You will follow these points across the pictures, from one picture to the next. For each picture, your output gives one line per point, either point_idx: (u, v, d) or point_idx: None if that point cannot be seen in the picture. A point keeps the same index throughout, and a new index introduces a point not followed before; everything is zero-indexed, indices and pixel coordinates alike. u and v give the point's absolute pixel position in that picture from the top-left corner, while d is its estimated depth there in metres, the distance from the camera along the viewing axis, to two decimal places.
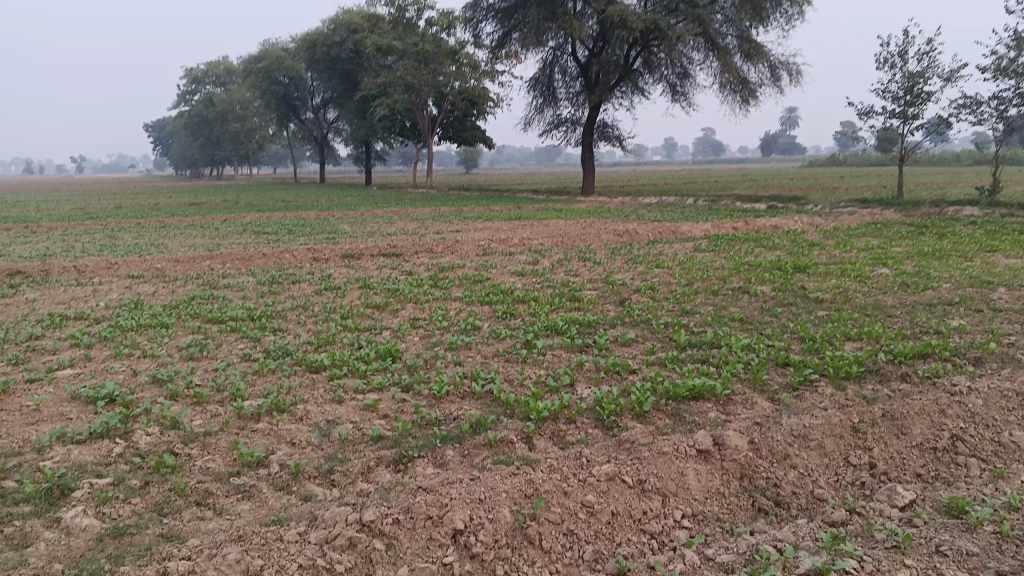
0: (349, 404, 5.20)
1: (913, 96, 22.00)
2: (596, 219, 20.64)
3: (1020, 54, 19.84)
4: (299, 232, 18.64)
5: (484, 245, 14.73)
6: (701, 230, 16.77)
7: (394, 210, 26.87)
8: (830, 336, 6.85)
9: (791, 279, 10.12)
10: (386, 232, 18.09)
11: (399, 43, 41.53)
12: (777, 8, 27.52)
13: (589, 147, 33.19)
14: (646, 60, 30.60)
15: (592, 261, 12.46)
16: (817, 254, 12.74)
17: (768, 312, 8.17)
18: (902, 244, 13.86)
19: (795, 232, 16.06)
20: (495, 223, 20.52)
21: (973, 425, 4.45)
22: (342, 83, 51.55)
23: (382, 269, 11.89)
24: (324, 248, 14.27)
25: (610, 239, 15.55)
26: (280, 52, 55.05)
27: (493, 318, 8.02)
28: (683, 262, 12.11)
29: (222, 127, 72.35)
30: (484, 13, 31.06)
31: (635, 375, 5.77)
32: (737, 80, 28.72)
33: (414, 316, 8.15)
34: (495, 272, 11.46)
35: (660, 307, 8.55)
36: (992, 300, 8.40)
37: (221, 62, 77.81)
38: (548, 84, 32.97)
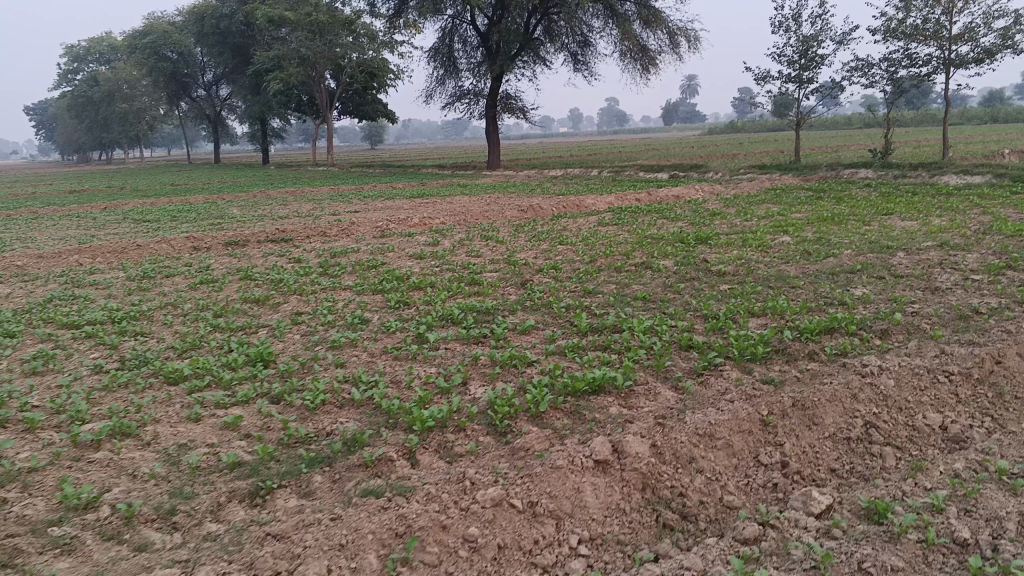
0: (207, 422, 4.59)
1: (807, 60, 22.25)
2: (501, 194, 20.17)
3: (907, 16, 20.21)
4: (185, 220, 17.53)
5: (381, 226, 14.06)
6: (605, 202, 16.50)
7: (291, 191, 25.74)
8: (735, 313, 6.56)
9: (695, 252, 9.88)
10: (279, 216, 17.14)
11: (292, 15, 39.78)
12: None
13: (493, 120, 32.61)
14: (546, 28, 30.12)
15: (494, 239, 11.98)
16: (720, 223, 12.61)
17: (672, 289, 7.86)
18: (802, 209, 13.90)
19: (697, 201, 15.97)
20: (395, 201, 19.81)
21: (886, 409, 4.17)
22: (234, 59, 49.30)
23: (268, 257, 11.10)
24: (209, 236, 13.34)
25: (513, 214, 15.09)
26: (166, 27, 52.16)
27: (383, 309, 7.43)
28: (587, 237, 11.76)
29: (107, 107, 68.46)
30: None
31: (533, 368, 5.29)
32: (636, 48, 28.62)
33: (297, 310, 7.48)
34: (390, 256, 10.83)
35: (562, 288, 8.13)
36: (893, 265, 8.32)
37: (103, 38, 73.52)
38: (448, 55, 32.15)
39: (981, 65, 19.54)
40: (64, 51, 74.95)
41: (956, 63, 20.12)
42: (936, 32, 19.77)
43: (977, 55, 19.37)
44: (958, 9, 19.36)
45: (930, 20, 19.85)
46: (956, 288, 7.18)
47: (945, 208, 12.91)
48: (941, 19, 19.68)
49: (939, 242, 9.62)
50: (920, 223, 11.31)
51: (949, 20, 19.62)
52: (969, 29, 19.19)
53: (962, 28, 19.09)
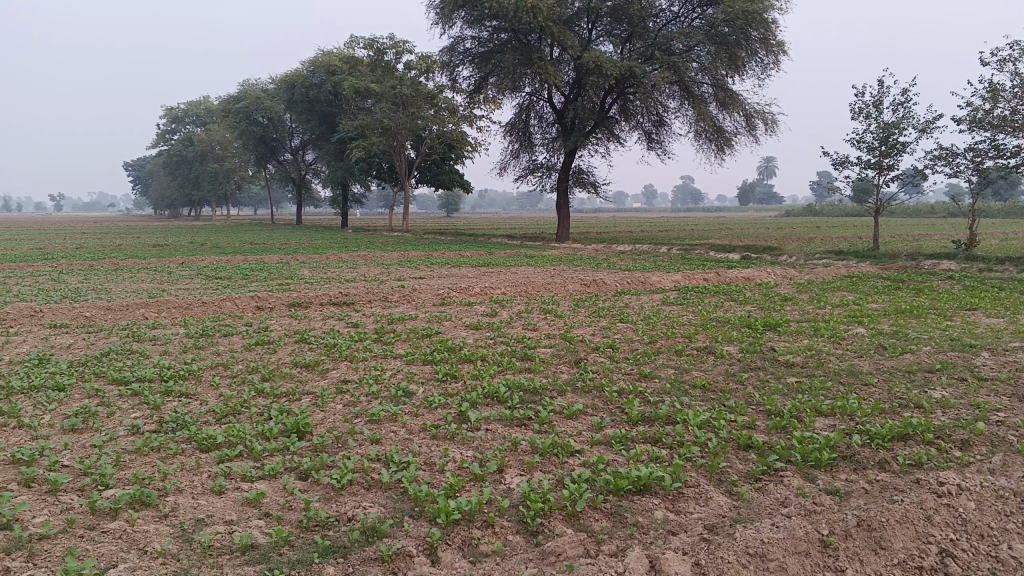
0: (230, 497, 4.41)
1: (888, 147, 21.72)
2: (567, 267, 20.03)
3: (995, 107, 19.61)
4: (254, 278, 17.87)
5: (442, 294, 14.01)
6: (672, 281, 16.16)
7: (361, 255, 26.16)
8: (800, 410, 6.12)
9: (760, 339, 9.46)
10: (345, 279, 17.33)
11: (377, 85, 41.13)
12: (753, 57, 27.45)
13: (565, 194, 32.77)
14: (622, 107, 30.35)
15: (554, 313, 11.77)
16: (790, 309, 12.13)
17: (734, 377, 7.46)
18: (878, 299, 13.32)
19: (767, 285, 15.50)
20: (461, 269, 19.87)
21: (965, 536, 3.72)
22: (320, 125, 51.12)
23: (326, 320, 11.12)
24: (272, 296, 13.48)
25: (577, 289, 14.89)
26: (259, 93, 54.60)
27: (430, 381, 7.22)
28: (649, 316, 11.45)
29: (200, 167, 71.66)
30: (460, 58, 30.65)
31: (576, 458, 4.97)
32: (712, 129, 28.56)
33: (343, 378, 7.33)
34: (447, 325, 10.70)
35: (617, 370, 7.79)
36: (976, 366, 7.76)
37: (202, 102, 77.47)
38: (524, 130, 32.61)
39: None
40: (165, 113, 79.18)
41: None
42: None
43: None
44: None
45: (1020, 111, 19.22)
46: None
47: None
48: None
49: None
50: (1007, 322, 10.66)
51: None
52: None
53: None
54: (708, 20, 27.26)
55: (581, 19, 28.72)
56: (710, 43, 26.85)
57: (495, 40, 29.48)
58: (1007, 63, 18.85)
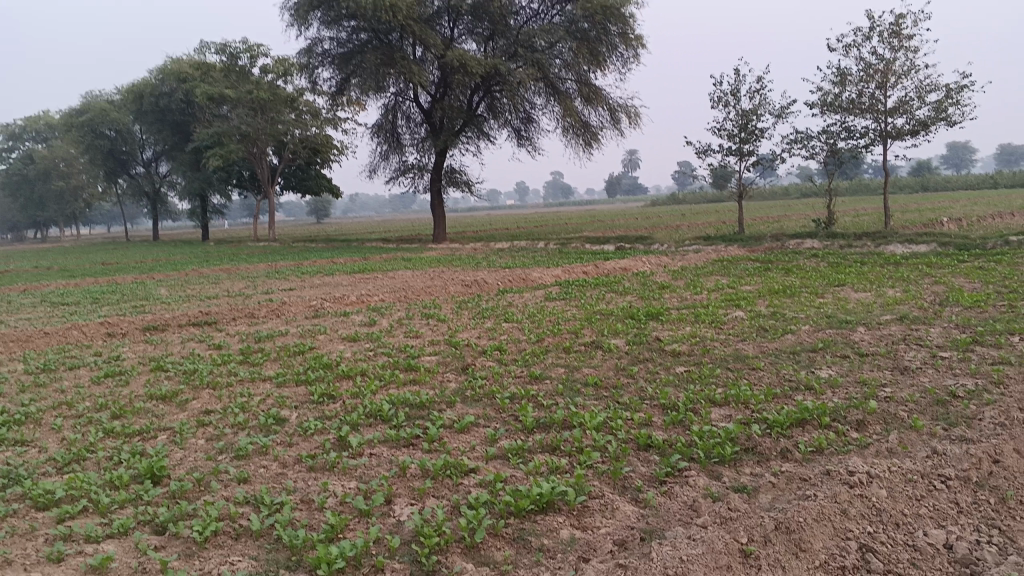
0: (69, 564, 3.74)
1: (747, 133, 22.41)
2: (444, 268, 19.59)
3: (843, 90, 20.55)
4: (107, 301, 16.49)
5: (314, 305, 13.29)
6: (551, 276, 15.99)
7: (227, 269, 24.83)
8: (695, 402, 5.94)
9: (645, 329, 9.33)
10: (208, 296, 16.25)
11: (233, 91, 39.27)
12: (613, 53, 27.87)
13: (437, 195, 32.29)
14: (490, 105, 30.19)
15: (435, 318, 11.31)
16: (670, 297, 12.15)
17: (625, 372, 7.24)
18: (752, 281, 13.59)
19: (644, 274, 15.58)
20: (334, 277, 19.07)
21: (881, 527, 3.56)
22: (174, 135, 48.44)
23: (187, 344, 10.26)
24: (126, 321, 12.40)
25: (457, 290, 14.49)
26: (105, 104, 51.24)
27: (305, 405, 6.62)
28: (532, 313, 11.18)
29: (43, 185, 66.76)
30: (320, 60, 29.57)
31: (470, 478, 4.56)
32: (579, 124, 28.79)
33: (205, 411, 6.65)
34: (321, 339, 10.07)
35: (505, 373, 7.43)
36: (855, 343, 7.85)
37: (42, 117, 72.22)
38: (391, 131, 31.89)
39: (917, 136, 19.84)
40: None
41: (893, 135, 20.43)
42: (872, 106, 20.11)
43: (913, 127, 19.69)
44: (891, 83, 19.77)
45: (866, 94, 20.22)
46: (926, 368, 6.69)
47: (895, 278, 12.72)
48: (876, 93, 20.08)
49: (898, 315, 9.26)
50: (874, 295, 11.00)
51: (884, 93, 20.00)
52: (903, 102, 19.54)
53: (896, 101, 19.43)
54: (568, 16, 27.46)
55: (442, 17, 28.28)
56: (572, 38, 27.06)
57: (355, 40, 28.63)
58: (851, 49, 19.82)
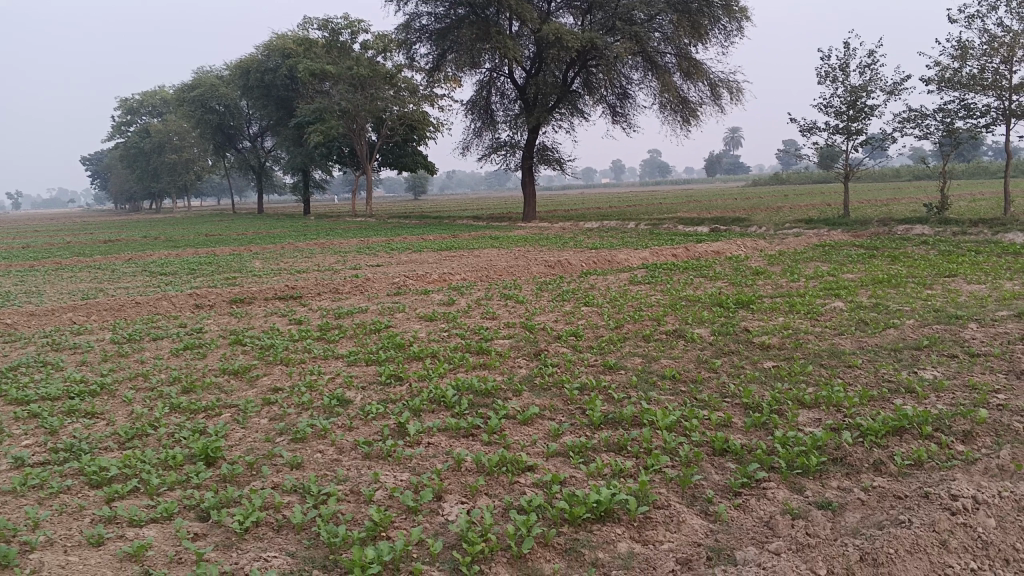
0: (108, 548, 3.65)
1: (855, 111, 21.18)
2: (532, 248, 19.31)
3: (964, 65, 19.13)
4: (203, 272, 16.93)
5: (397, 282, 13.23)
6: (639, 258, 15.47)
7: (319, 242, 25.23)
8: (781, 402, 5.46)
9: (734, 318, 8.82)
10: (298, 270, 16.47)
11: (333, 68, 39.85)
12: (715, 25, 26.79)
13: (530, 172, 31.97)
14: (585, 81, 29.62)
15: (515, 299, 11.05)
16: (762, 284, 11.51)
17: (707, 364, 6.80)
18: (854, 269, 12.75)
19: (737, 258, 14.90)
20: (422, 254, 19.04)
21: (988, 563, 3.11)
22: (277, 111, 49.67)
23: (269, 318, 10.34)
24: (215, 292, 12.63)
25: (541, 270, 14.19)
26: (214, 80, 52.96)
27: (371, 386, 6.47)
28: (616, 297, 10.78)
29: (157, 158, 69.72)
30: (416, 36, 29.57)
31: (527, 476, 4.27)
32: (676, 100, 27.92)
33: (273, 388, 6.59)
34: (399, 318, 9.96)
35: (580, 361, 7.09)
36: (966, 341, 7.17)
37: (158, 92, 75.34)
38: (485, 107, 31.69)
39: None
40: (120, 104, 76.87)
41: (1018, 113, 18.92)
42: (996, 81, 18.64)
43: None
44: (1019, 57, 18.26)
45: (989, 69, 18.77)
46: None
47: (1014, 269, 11.69)
48: (1000, 69, 18.62)
49: (1017, 311, 8.43)
50: (989, 288, 10.13)
51: (1010, 68, 18.51)
52: None
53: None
54: None
55: None
56: (671, 11, 26.16)
57: (452, 16, 28.47)
58: (974, 20, 18.42)
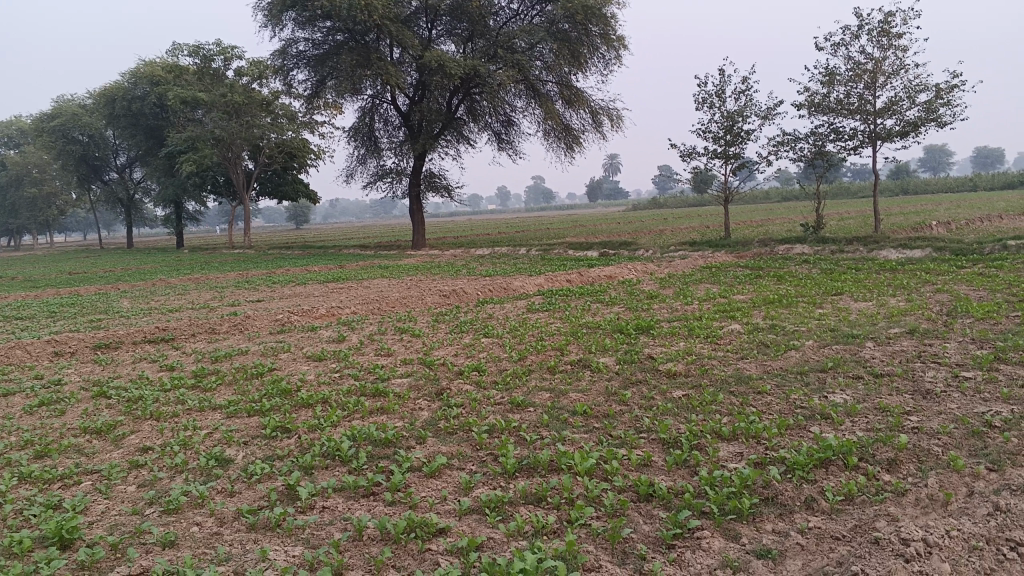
0: None
1: (732, 135, 21.83)
2: (422, 277, 18.79)
3: (831, 91, 20.03)
4: (64, 315, 15.54)
5: (281, 318, 12.46)
6: (533, 285, 15.25)
7: (196, 278, 23.88)
8: (699, 435, 5.20)
9: (637, 344, 8.62)
10: (171, 308, 15.36)
11: (206, 95, 38.24)
12: (594, 54, 27.22)
13: (416, 200, 31.50)
14: (469, 108, 29.50)
15: (409, 333, 10.53)
16: (658, 308, 11.43)
17: (616, 396, 6.51)
18: (744, 289, 12.89)
19: (630, 282, 14.87)
20: (307, 287, 18.21)
21: None
22: (147, 141, 47.29)
23: (138, 364, 9.45)
24: (76, 338, 11.53)
25: (434, 301, 13.72)
26: (76, 108, 49.96)
27: (256, 442, 5.84)
28: (514, 327, 10.43)
29: (15, 192, 65.10)
30: (294, 62, 28.68)
31: (440, 542, 3.80)
32: (560, 127, 28.16)
33: (141, 449, 5.85)
34: (284, 359, 9.28)
35: (483, 399, 6.66)
36: (867, 361, 7.18)
37: (13, 122, 70.53)
38: (368, 135, 31.07)
39: (907, 138, 19.35)
40: None
41: (882, 137, 19.93)
42: (860, 106, 19.58)
43: (903, 128, 19.19)
44: (880, 84, 19.26)
45: (854, 94, 19.70)
46: (950, 391, 6.01)
47: (894, 285, 12.07)
48: (864, 94, 19.57)
49: (907, 328, 8.57)
50: (876, 305, 10.35)
51: (872, 94, 19.49)
52: (893, 102, 19.02)
53: (886, 101, 18.91)
54: (549, 17, 26.82)
55: (419, 18, 27.57)
56: (552, 40, 26.37)
57: (331, 42, 27.77)
58: (838, 48, 19.34)
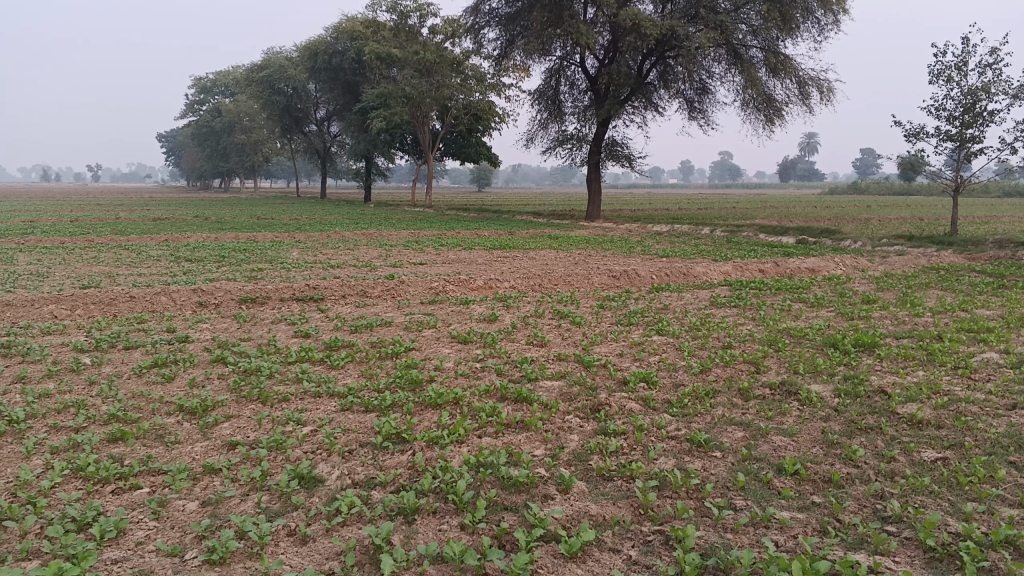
0: None
1: (972, 115, 18.54)
2: (596, 251, 17.31)
3: None
4: (232, 261, 15.32)
5: (436, 286, 11.38)
6: (719, 272, 13.34)
7: (368, 233, 23.60)
8: (986, 550, 3.42)
9: (860, 370, 6.69)
10: (333, 264, 14.76)
11: (399, 52, 38.25)
12: (808, 19, 24.22)
13: (596, 169, 29.85)
14: (661, 73, 27.36)
15: (573, 318, 9.08)
16: (880, 318, 9.30)
17: (843, 453, 4.73)
18: (989, 303, 10.40)
19: (837, 280, 12.62)
20: (472, 252, 17.19)
21: None
22: (343, 94, 48.41)
23: (275, 327, 8.60)
24: (226, 288, 10.96)
25: (605, 281, 12.20)
26: (283, 61, 51.85)
27: (360, 456, 4.62)
28: (699, 325, 8.73)
29: (228, 138, 69.50)
30: (485, 19, 27.66)
31: None
32: (760, 98, 25.50)
33: (228, 445, 4.77)
34: (427, 337, 8.11)
35: (654, 429, 5.08)
36: None
37: (230, 72, 75.10)
38: (553, 98, 29.68)
39: None
40: (194, 83, 77.09)
41: None
42: None
43: None
44: None
45: None
46: None
47: None
48: None
49: None
50: None
51: None
52: None
53: None
54: None
55: None
56: (762, 1, 23.71)
57: None
58: None
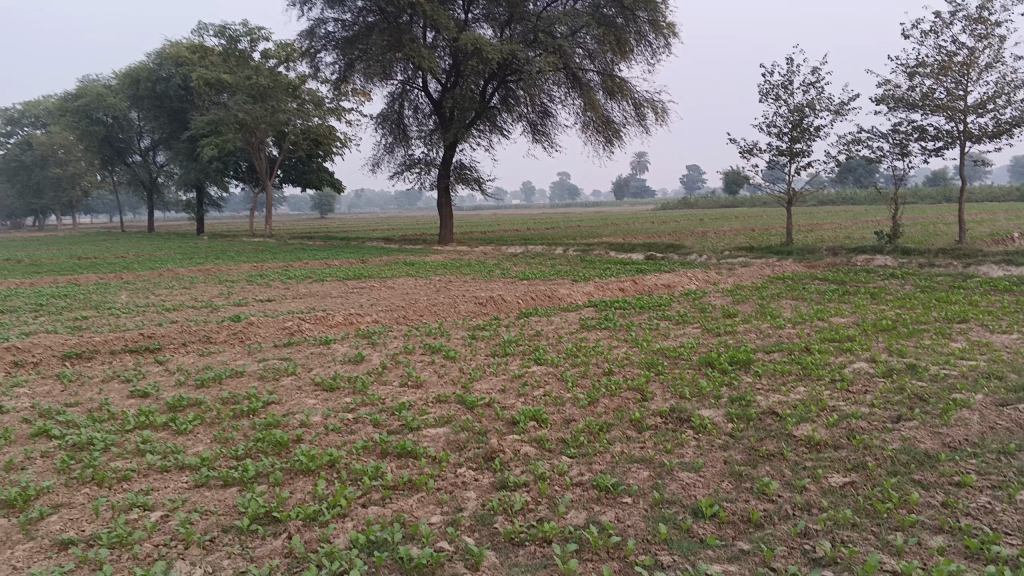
0: None
1: (799, 131, 19.66)
2: (453, 277, 16.87)
3: (916, 86, 17.76)
4: (51, 310, 13.71)
5: (290, 326, 10.56)
6: (582, 293, 13.23)
7: (207, 269, 22.09)
8: None
9: (745, 390, 6.59)
10: (170, 307, 13.52)
11: (230, 77, 36.52)
12: (641, 43, 25.07)
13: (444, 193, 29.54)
14: (503, 97, 27.44)
15: (444, 353, 8.58)
16: (746, 332, 9.38)
17: (756, 487, 4.48)
18: (840, 310, 10.79)
19: (695, 295, 12.79)
20: (324, 285, 16.31)
21: None
22: (170, 123, 45.69)
23: (108, 386, 7.57)
24: (46, 343, 9.66)
25: (468, 309, 11.78)
26: (100, 88, 48.35)
27: (226, 544, 3.93)
28: (573, 351, 8.47)
29: (40, 173, 64.10)
30: (321, 44, 26.77)
31: None
32: (600, 120, 26.09)
33: (60, 546, 3.94)
34: (288, 386, 7.36)
35: (556, 477, 4.67)
36: None
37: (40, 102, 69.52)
38: (397, 122, 29.14)
39: None
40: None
41: (972, 138, 17.67)
42: (950, 104, 17.33)
43: None
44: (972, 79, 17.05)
45: (943, 90, 17.44)
46: None
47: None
48: (954, 90, 17.32)
49: None
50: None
51: (964, 90, 17.24)
52: None
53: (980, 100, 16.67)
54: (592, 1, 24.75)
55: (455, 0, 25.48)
56: (597, 25, 24.28)
57: (362, 23, 25.77)
58: (927, 37, 17.10)
